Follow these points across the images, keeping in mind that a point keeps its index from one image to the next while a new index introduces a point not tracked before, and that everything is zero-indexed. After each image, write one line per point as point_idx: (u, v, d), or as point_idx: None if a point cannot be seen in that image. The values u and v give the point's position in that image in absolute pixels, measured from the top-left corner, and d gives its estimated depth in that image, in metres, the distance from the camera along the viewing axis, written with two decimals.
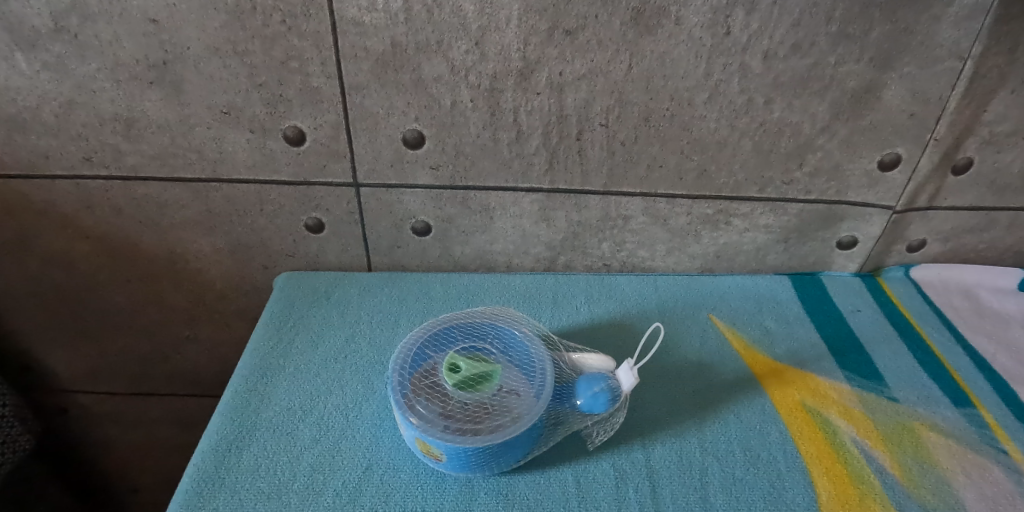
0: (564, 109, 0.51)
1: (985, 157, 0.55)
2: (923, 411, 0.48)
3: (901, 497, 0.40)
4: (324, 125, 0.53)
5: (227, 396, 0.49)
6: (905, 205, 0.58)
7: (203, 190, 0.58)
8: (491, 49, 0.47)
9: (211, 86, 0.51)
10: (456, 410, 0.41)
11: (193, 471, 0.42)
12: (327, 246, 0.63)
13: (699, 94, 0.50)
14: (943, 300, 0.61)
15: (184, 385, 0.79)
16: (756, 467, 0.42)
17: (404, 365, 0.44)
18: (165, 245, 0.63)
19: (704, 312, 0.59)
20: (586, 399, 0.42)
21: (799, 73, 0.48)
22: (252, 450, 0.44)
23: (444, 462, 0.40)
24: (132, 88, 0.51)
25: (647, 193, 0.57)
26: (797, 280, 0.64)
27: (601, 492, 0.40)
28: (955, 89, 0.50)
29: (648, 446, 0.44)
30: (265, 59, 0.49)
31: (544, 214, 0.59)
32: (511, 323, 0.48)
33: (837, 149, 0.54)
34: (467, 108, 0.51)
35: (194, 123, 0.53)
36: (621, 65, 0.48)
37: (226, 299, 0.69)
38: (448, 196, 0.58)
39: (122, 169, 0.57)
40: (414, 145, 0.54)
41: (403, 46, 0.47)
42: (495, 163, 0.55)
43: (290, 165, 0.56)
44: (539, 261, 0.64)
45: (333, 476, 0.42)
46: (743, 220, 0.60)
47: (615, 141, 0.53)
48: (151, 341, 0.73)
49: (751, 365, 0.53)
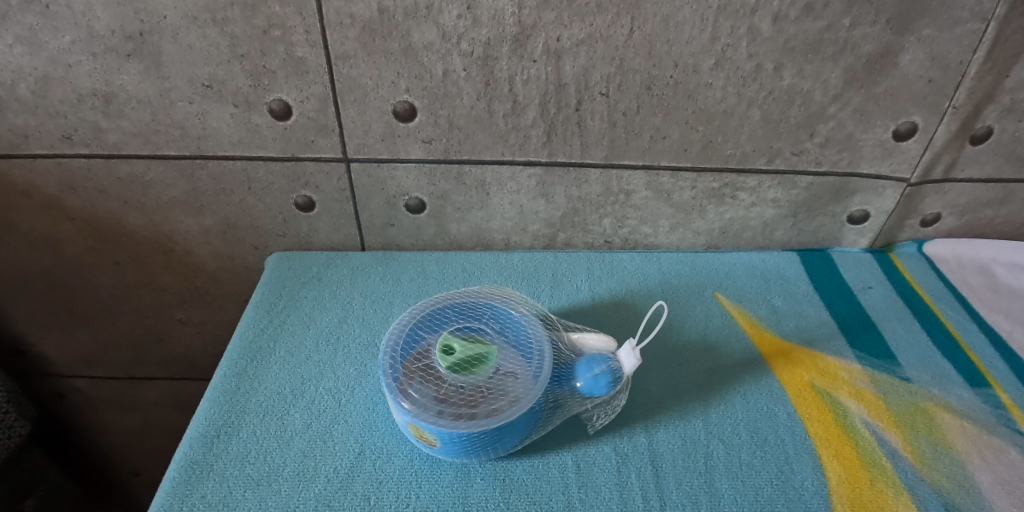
0: (562, 78, 0.48)
1: (1006, 126, 0.52)
2: (938, 391, 0.46)
3: (913, 481, 0.39)
4: (311, 97, 0.50)
5: (215, 381, 0.47)
6: (920, 177, 0.56)
7: (188, 168, 0.56)
8: (484, 14, 0.44)
9: (191, 57, 0.48)
10: (450, 394, 0.39)
11: (181, 459, 0.41)
12: (319, 225, 0.61)
13: (705, 60, 0.47)
14: (958, 277, 0.59)
15: (179, 368, 0.78)
16: (763, 450, 0.41)
17: (397, 348, 0.42)
18: (152, 226, 0.62)
19: (710, 290, 0.57)
20: (587, 381, 0.41)
21: (811, 36, 0.46)
22: (242, 436, 0.43)
23: (438, 448, 0.39)
24: (109, 62, 0.48)
25: (649, 166, 0.55)
26: (805, 256, 0.61)
27: (603, 477, 0.39)
28: (977, 53, 0.47)
29: (652, 430, 0.43)
30: (246, 28, 0.46)
31: (542, 190, 0.57)
32: (507, 303, 0.47)
33: (849, 118, 0.51)
34: (460, 77, 0.48)
35: (176, 97, 0.51)
36: (622, 30, 0.45)
37: (218, 281, 0.68)
38: (442, 171, 0.55)
39: (104, 147, 0.55)
40: (406, 118, 0.51)
41: (391, 12, 0.45)
42: (491, 136, 0.52)
43: (277, 140, 0.54)
44: (538, 239, 0.62)
45: (325, 462, 0.41)
46: (751, 194, 0.57)
47: (617, 111, 0.51)
48: (144, 325, 0.72)
49: (758, 344, 0.51)
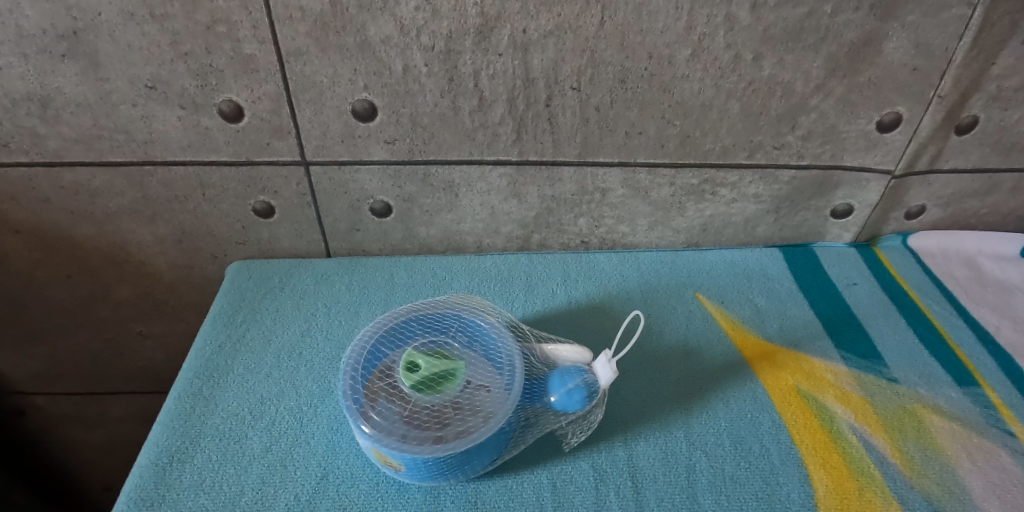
0: (530, 72, 0.45)
1: (991, 115, 0.50)
2: (925, 392, 0.45)
3: (903, 489, 0.37)
4: (263, 98, 0.47)
5: (169, 403, 0.44)
6: (904, 169, 0.54)
7: (137, 175, 0.52)
8: (444, 4, 0.41)
9: (130, 56, 0.44)
10: (416, 414, 0.36)
11: (130, 490, 0.38)
12: (280, 231, 0.58)
13: (681, 51, 0.45)
14: (943, 270, 0.58)
15: (144, 382, 0.74)
16: (748, 461, 0.39)
17: (358, 365, 0.40)
18: (104, 237, 0.58)
19: (690, 291, 0.55)
20: (561, 396, 0.38)
21: (792, 24, 0.43)
22: (196, 462, 0.40)
23: (404, 472, 0.36)
24: (41, 63, 0.44)
25: (625, 162, 0.52)
26: (787, 251, 0.60)
27: (579, 497, 0.37)
28: (963, 39, 0.45)
29: (631, 442, 0.40)
30: (188, 24, 0.43)
31: (514, 190, 0.54)
32: (477, 314, 0.44)
33: (832, 110, 0.49)
34: (422, 73, 0.45)
35: (118, 100, 0.47)
36: (592, 20, 0.42)
37: (177, 291, 0.64)
38: (408, 173, 0.52)
39: (44, 154, 0.51)
40: (366, 118, 0.48)
41: (344, 4, 0.41)
42: (457, 135, 0.50)
43: (229, 144, 0.50)
44: (512, 240, 0.59)
45: (284, 489, 0.38)
46: (731, 190, 0.55)
47: (589, 106, 0.48)
48: (103, 338, 0.68)
49: (741, 347, 0.49)
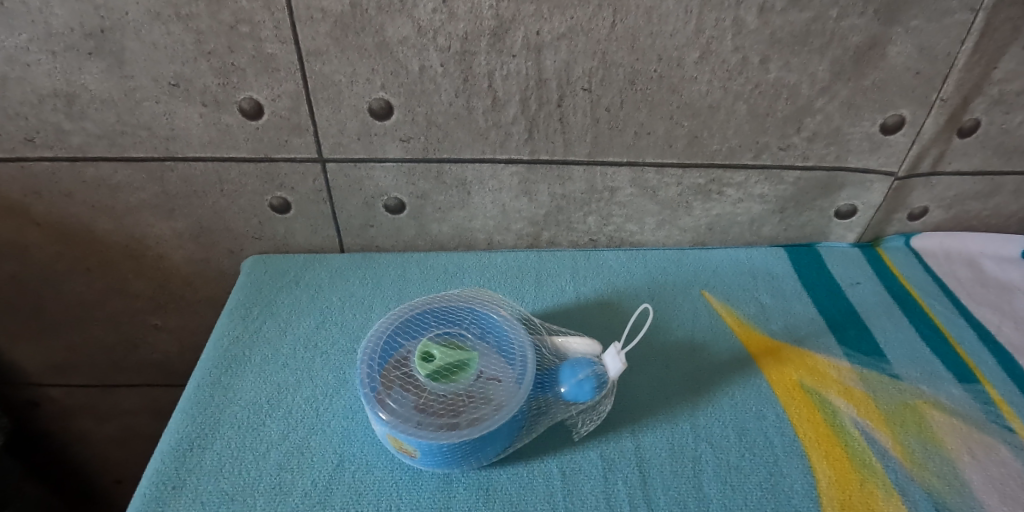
0: (543, 73, 0.47)
1: (993, 119, 0.51)
2: (927, 388, 0.46)
3: (904, 481, 0.38)
4: (282, 96, 0.48)
5: (188, 391, 0.45)
6: (907, 171, 0.55)
7: (158, 170, 0.54)
8: (460, 7, 0.43)
9: (155, 54, 0.46)
10: (431, 402, 0.38)
11: (152, 474, 0.39)
12: (295, 227, 0.59)
13: (689, 54, 0.46)
14: (945, 270, 0.59)
15: (158, 375, 0.76)
16: (753, 452, 0.40)
17: (374, 356, 0.41)
18: (123, 231, 0.59)
19: (697, 288, 0.56)
20: (571, 386, 0.39)
21: (798, 28, 0.44)
22: (215, 449, 0.41)
23: (418, 458, 0.38)
24: (69, 61, 0.46)
25: (634, 162, 0.53)
26: (793, 251, 0.61)
27: (589, 484, 0.38)
28: (966, 44, 0.46)
29: (638, 433, 0.42)
30: (212, 24, 0.44)
31: (525, 187, 0.55)
32: (489, 307, 0.45)
33: (837, 112, 0.50)
34: (437, 73, 0.47)
35: (141, 97, 0.49)
36: (604, 23, 0.44)
37: (193, 285, 0.66)
38: (422, 170, 0.54)
39: (68, 149, 0.52)
40: (382, 116, 0.50)
41: (364, 5, 0.43)
42: (471, 133, 0.51)
43: (249, 141, 0.52)
44: (521, 238, 0.60)
45: (302, 475, 0.39)
46: (737, 190, 0.56)
47: (599, 106, 0.49)
48: (119, 331, 0.70)
49: (746, 343, 0.50)
